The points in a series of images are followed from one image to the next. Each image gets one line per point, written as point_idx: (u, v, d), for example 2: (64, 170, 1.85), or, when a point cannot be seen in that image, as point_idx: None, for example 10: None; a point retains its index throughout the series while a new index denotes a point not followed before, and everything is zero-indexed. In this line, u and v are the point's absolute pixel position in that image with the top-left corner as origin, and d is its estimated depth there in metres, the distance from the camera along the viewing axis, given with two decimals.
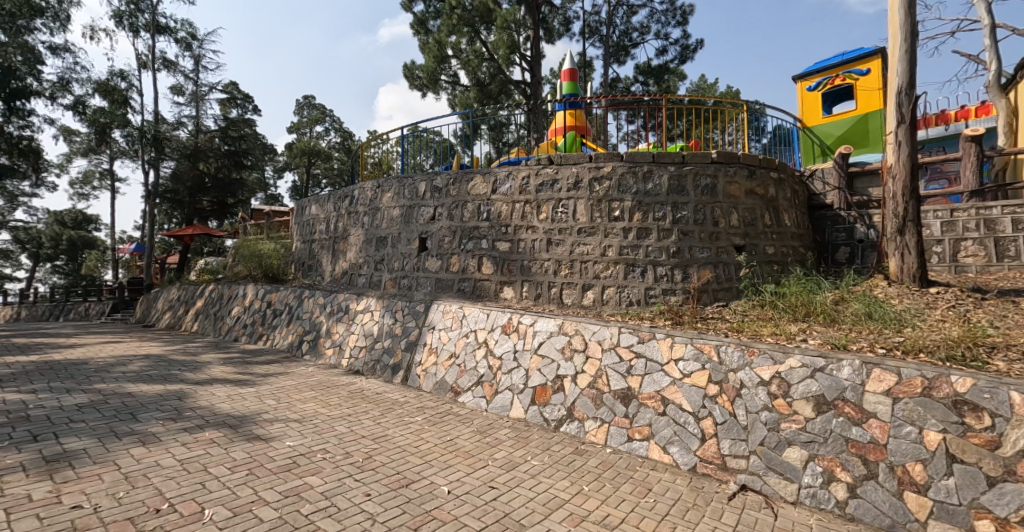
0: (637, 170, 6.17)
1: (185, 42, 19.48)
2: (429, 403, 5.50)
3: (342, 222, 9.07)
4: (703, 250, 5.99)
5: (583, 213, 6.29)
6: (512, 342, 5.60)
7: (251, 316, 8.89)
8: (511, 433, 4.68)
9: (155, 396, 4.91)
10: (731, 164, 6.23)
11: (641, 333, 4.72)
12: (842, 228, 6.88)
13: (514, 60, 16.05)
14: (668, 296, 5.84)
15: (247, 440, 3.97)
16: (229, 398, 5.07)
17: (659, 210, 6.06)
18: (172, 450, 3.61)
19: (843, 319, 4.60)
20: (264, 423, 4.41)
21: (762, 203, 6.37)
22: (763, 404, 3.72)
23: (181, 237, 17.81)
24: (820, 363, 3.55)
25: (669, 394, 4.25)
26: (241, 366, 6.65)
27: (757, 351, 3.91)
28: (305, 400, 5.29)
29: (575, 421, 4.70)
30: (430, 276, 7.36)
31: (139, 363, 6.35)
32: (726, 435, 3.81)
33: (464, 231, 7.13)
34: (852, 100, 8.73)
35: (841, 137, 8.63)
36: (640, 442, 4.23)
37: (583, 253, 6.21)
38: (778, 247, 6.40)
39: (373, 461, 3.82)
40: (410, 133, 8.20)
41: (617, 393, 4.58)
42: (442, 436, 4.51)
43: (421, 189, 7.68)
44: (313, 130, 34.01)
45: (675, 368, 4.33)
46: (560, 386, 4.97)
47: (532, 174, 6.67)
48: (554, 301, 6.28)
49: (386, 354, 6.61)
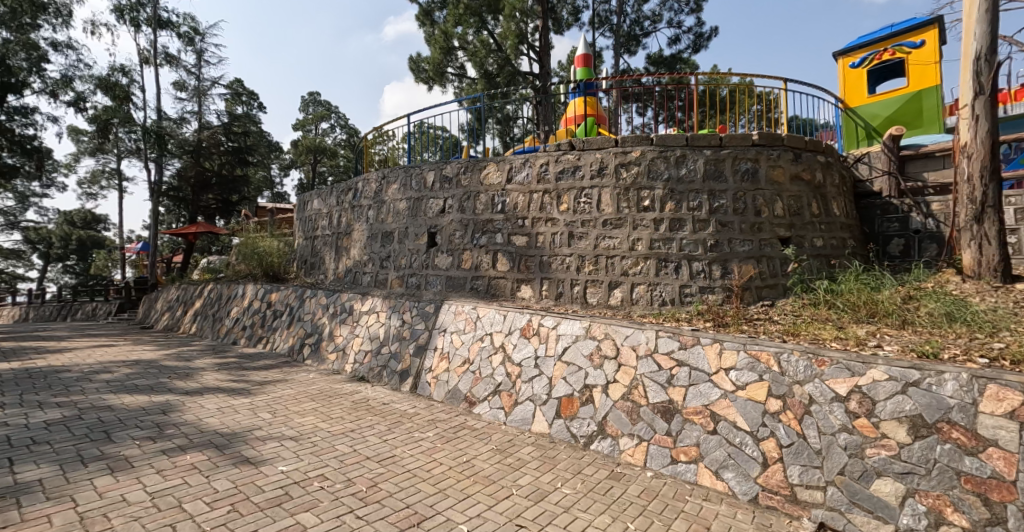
0: (669, 154, 5.56)
1: (188, 37, 18.97)
2: (440, 415, 4.95)
3: (345, 217, 8.53)
4: (744, 243, 5.36)
5: (608, 203, 5.69)
6: (533, 347, 5.04)
7: (251, 317, 8.40)
8: (536, 452, 4.11)
9: (138, 408, 4.39)
10: (774, 147, 5.58)
11: (683, 337, 4.15)
12: (894, 218, 6.19)
13: (522, 51, 15.44)
14: (706, 294, 5.26)
15: (233, 465, 3.42)
16: (220, 411, 4.53)
17: (694, 199, 5.45)
18: (143, 478, 3.07)
19: (918, 322, 3.98)
20: (255, 442, 3.87)
21: (810, 190, 5.71)
22: (841, 425, 3.14)
23: (185, 235, 17.54)
24: (914, 376, 2.97)
25: (720, 410, 3.68)
26: (237, 372, 6.13)
27: (828, 360, 3.35)
28: (305, 413, 4.74)
29: (607, 438, 4.14)
30: (440, 274, 6.81)
31: (128, 369, 5.85)
32: (795, 461, 3.23)
33: (475, 225, 6.56)
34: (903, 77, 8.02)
35: (889, 118, 7.96)
36: (687, 465, 3.66)
37: (609, 247, 5.63)
38: (827, 240, 5.75)
39: (379, 491, 3.26)
40: (419, 132, 7.64)
41: (657, 406, 4.01)
42: (457, 457, 3.95)
43: (429, 179, 7.11)
44: (318, 127, 33.58)
45: (726, 378, 3.76)
46: (588, 397, 4.41)
47: (551, 161, 6.08)
48: (577, 300, 5.71)
49: (393, 359, 6.05)
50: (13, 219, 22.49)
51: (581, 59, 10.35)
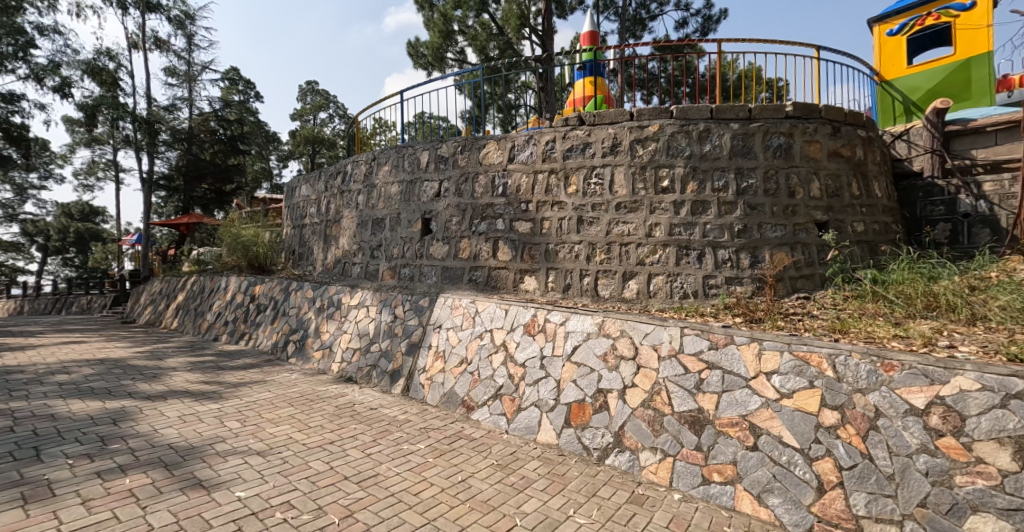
0: (690, 128, 4.94)
1: (177, 20, 18.24)
2: (434, 422, 4.37)
3: (334, 203, 7.93)
4: (776, 228, 4.76)
5: (622, 184, 5.08)
6: (538, 346, 4.46)
7: (233, 312, 7.84)
8: (543, 469, 3.53)
9: (85, 417, 3.83)
10: (810, 119, 4.94)
11: (714, 336, 3.57)
12: (939, 201, 5.57)
13: (525, 34, 14.68)
14: (734, 286, 4.67)
15: (180, 491, 2.84)
16: (181, 420, 3.97)
17: (719, 178, 4.84)
18: (61, 512, 2.50)
19: (993, 318, 3.40)
20: (213, 459, 3.30)
21: (849, 168, 5.09)
22: (920, 445, 2.57)
23: (178, 226, 17.01)
24: (1017, 386, 2.40)
25: (762, 422, 3.11)
26: (212, 372, 5.56)
27: (898, 365, 2.77)
28: (279, 421, 4.17)
29: (625, 452, 3.56)
30: (436, 265, 6.22)
31: (90, 370, 5.29)
32: (860, 487, 2.66)
33: (474, 210, 5.96)
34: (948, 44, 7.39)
35: (932, 91, 7.37)
36: (721, 487, 3.09)
37: (623, 233, 5.03)
38: (869, 224, 5.13)
39: (354, 524, 2.70)
40: (416, 118, 7.01)
41: (683, 416, 3.44)
42: (450, 476, 3.37)
43: (423, 159, 6.50)
44: (316, 118, 32.91)
45: (768, 384, 3.18)
46: (602, 404, 3.84)
47: (557, 137, 5.46)
48: (588, 293, 5.12)
49: (383, 358, 5.49)
50: (12, 212, 22.08)
51: (587, 38, 9.66)
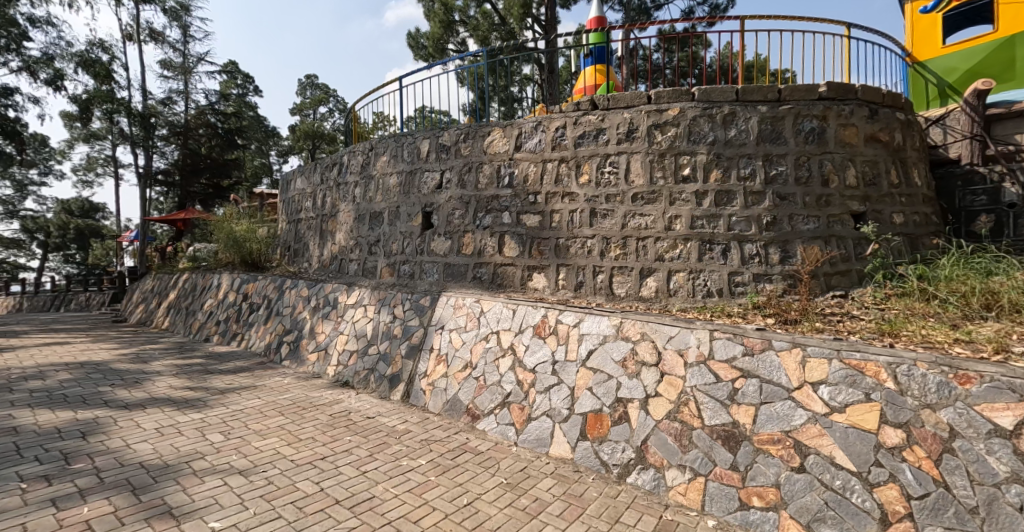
0: (714, 112, 4.52)
1: (173, 11, 17.80)
2: (437, 433, 4.01)
3: (330, 197, 7.55)
4: (809, 221, 4.36)
5: (639, 173, 4.68)
6: (549, 349, 4.08)
7: (226, 311, 7.48)
8: (558, 489, 3.16)
9: (51, 431, 3.47)
10: (846, 101, 4.53)
11: (748, 340, 3.18)
12: (979, 190, 5.16)
13: (529, 24, 14.22)
14: (763, 283, 4.27)
15: (144, 521, 2.48)
16: (159, 432, 3.61)
17: (745, 165, 4.44)
18: None
19: None
20: (189, 481, 2.94)
21: (886, 154, 4.67)
22: (1009, 474, 2.19)
23: (175, 222, 16.67)
24: None
25: (809, 440, 2.72)
26: (198, 377, 5.20)
27: (975, 377, 2.39)
28: (267, 433, 3.81)
29: (649, 470, 3.19)
30: (437, 261, 5.84)
31: (68, 374, 4.94)
32: (934, 521, 2.28)
33: (478, 202, 5.58)
34: (989, 21, 6.96)
35: (971, 71, 6.97)
36: (763, 514, 2.70)
37: (640, 226, 4.63)
38: (909, 215, 4.72)
39: None
40: (416, 111, 6.59)
41: (716, 430, 3.05)
42: (454, 498, 2.99)
43: (423, 149, 6.11)
44: (315, 112, 32.45)
45: (815, 397, 2.79)
46: (622, 414, 3.46)
47: (568, 123, 5.06)
48: (602, 291, 4.74)
49: (382, 362, 5.11)
50: (11, 209, 21.73)
51: (593, 22, 9.19)
